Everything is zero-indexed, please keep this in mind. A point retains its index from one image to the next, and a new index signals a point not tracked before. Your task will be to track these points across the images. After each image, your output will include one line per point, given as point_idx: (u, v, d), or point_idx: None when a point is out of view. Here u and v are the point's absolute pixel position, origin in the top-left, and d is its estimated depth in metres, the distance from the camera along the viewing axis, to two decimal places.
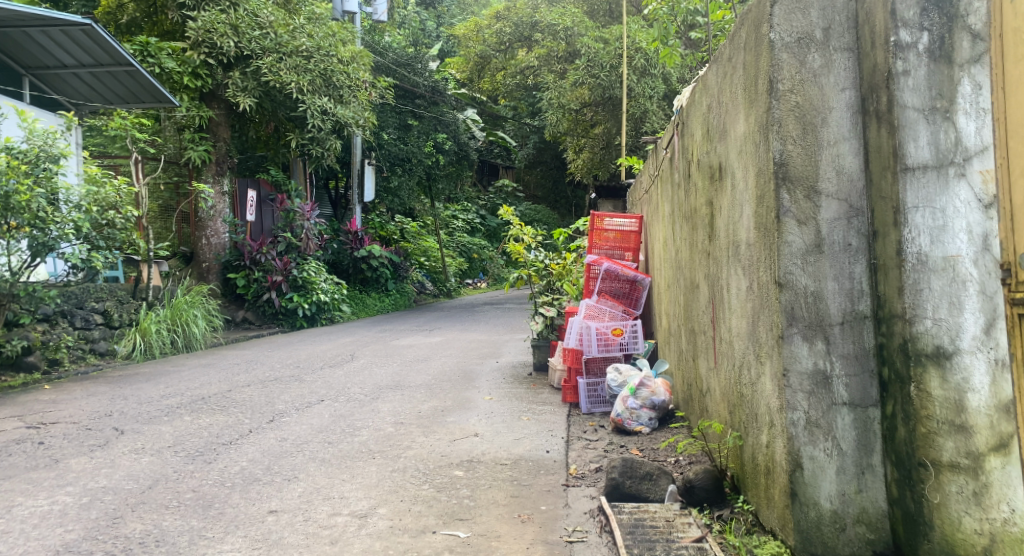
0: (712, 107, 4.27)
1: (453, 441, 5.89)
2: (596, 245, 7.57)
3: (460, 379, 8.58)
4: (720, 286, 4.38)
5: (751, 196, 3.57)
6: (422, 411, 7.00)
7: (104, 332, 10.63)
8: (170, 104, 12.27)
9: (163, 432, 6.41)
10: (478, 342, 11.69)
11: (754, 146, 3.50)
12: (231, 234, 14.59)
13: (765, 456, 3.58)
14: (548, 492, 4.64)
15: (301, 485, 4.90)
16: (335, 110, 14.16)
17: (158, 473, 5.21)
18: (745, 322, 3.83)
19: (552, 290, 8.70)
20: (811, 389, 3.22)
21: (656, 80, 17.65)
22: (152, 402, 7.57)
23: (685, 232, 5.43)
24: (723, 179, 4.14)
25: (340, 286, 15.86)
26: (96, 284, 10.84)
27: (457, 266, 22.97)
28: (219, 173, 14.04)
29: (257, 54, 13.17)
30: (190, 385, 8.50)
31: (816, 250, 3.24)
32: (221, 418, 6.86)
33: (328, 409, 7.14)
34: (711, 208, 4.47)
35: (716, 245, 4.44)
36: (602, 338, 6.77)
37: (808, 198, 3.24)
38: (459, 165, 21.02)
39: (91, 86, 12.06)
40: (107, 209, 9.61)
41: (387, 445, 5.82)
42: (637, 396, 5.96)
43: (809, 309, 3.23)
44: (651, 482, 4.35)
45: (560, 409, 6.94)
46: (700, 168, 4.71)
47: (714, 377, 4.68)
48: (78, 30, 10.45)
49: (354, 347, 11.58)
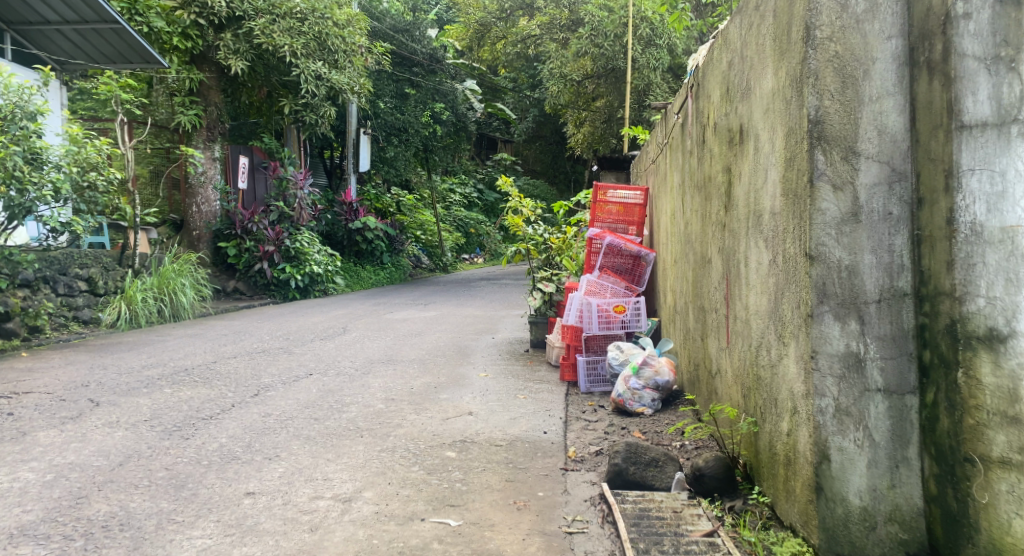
0: (734, 64, 4.06)
1: (445, 420, 5.58)
2: (598, 218, 7.23)
3: (454, 355, 8.28)
4: (737, 260, 4.09)
5: (781, 159, 3.27)
6: (414, 387, 6.70)
7: (88, 299, 10.33)
8: (159, 65, 11.87)
9: (140, 405, 6.09)
10: (474, 317, 11.41)
11: (785, 103, 3.20)
12: (223, 202, 14.24)
13: (785, 446, 3.28)
14: (546, 477, 4.34)
15: (282, 464, 4.59)
16: (329, 76, 13.76)
17: (131, 449, 4.89)
18: (765, 299, 3.55)
19: (551, 265, 8.38)
20: (842, 373, 2.92)
21: (661, 51, 17.26)
22: (133, 372, 7.25)
23: (697, 202, 5.14)
24: (746, 142, 3.86)
25: (334, 258, 15.49)
26: (81, 250, 10.46)
27: (453, 240, 22.69)
28: (210, 138, 13.72)
29: (250, 15, 12.81)
30: (174, 356, 8.19)
31: (852, 219, 2.93)
32: (204, 391, 6.54)
33: (316, 384, 6.84)
34: (731, 175, 4.18)
35: (733, 216, 4.16)
36: (603, 315, 6.46)
37: (846, 160, 2.93)
38: (456, 137, 20.74)
39: (78, 45, 11.67)
40: (88, 170, 9.26)
41: (376, 423, 5.51)
42: (639, 376, 5.66)
43: (842, 285, 2.93)
44: (658, 469, 4.04)
45: (558, 387, 6.63)
46: (720, 132, 4.43)
47: (725, 357, 4.39)
48: None
49: (347, 320, 11.28)
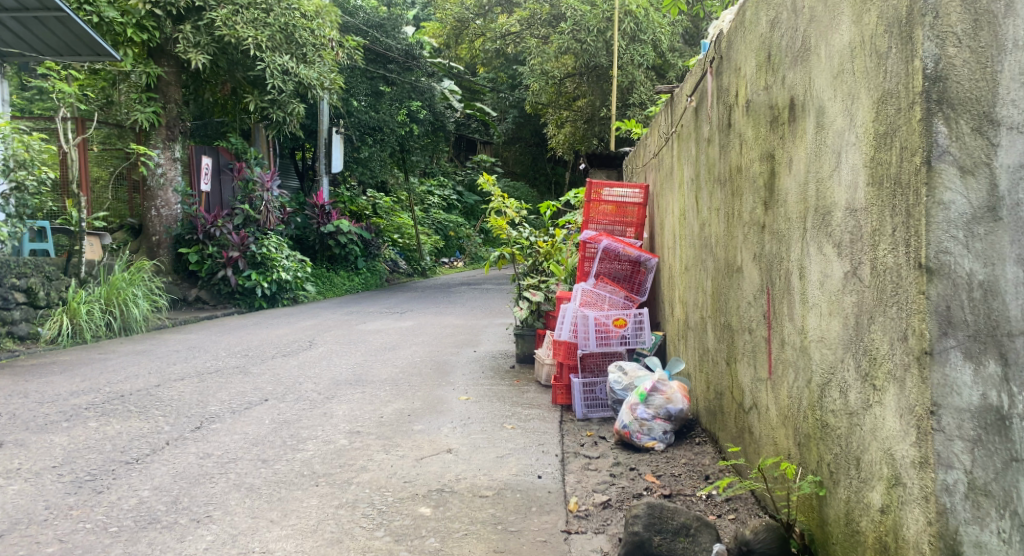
0: (782, 23, 3.31)
1: (419, 460, 4.66)
2: (592, 219, 6.34)
3: (432, 373, 7.35)
4: (784, 270, 3.25)
5: (866, 137, 2.49)
6: (385, 415, 5.76)
7: (26, 313, 9.32)
8: (110, 57, 10.77)
9: (54, 445, 4.97)
10: (454, 327, 10.51)
11: (876, 61, 2.44)
12: (184, 205, 13.21)
13: (873, 526, 2.43)
14: (543, 545, 3.46)
15: (211, 529, 3.62)
16: (297, 71, 12.83)
17: (23, 511, 3.82)
18: (837, 324, 2.72)
19: (538, 271, 7.49)
20: (976, 436, 2.13)
21: (645, 47, 16.56)
22: (57, 401, 6.21)
23: (718, 198, 4.32)
24: (800, 120, 3.08)
25: (305, 264, 14.49)
26: (18, 257, 9.48)
27: (433, 243, 21.79)
28: (170, 138, 12.63)
29: (210, 5, 11.83)
30: (112, 378, 7.18)
31: (989, 215, 2.20)
32: (137, 424, 5.53)
33: (270, 413, 5.88)
34: (774, 163, 3.38)
35: (778, 214, 3.33)
36: (601, 329, 5.54)
37: (979, 132, 2.21)
38: (435, 136, 19.93)
39: (20, 36, 10.41)
40: (16, 169, 8.44)
41: (335, 466, 4.56)
42: (648, 405, 4.74)
43: (976, 310, 2.17)
44: (690, 540, 3.17)
45: (550, 414, 5.74)
46: (756, 111, 3.64)
47: (764, 391, 3.53)
48: None
49: (314, 331, 10.31)
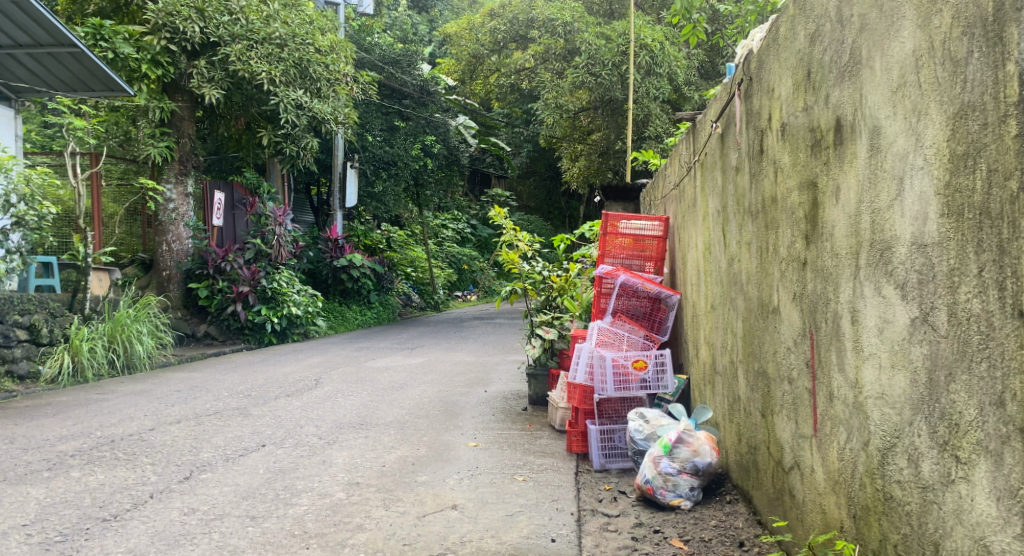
0: (824, 35, 2.92)
1: (421, 518, 4.23)
2: (607, 253, 5.97)
3: (441, 415, 6.92)
4: (833, 314, 2.83)
5: (938, 159, 2.10)
6: (388, 464, 5.35)
7: (27, 350, 9.02)
8: (124, 93, 10.40)
9: (29, 499, 4.58)
10: (466, 364, 10.08)
11: (951, 69, 2.05)
12: (195, 240, 12.87)
13: None
14: None
15: None
16: (311, 105, 12.51)
17: None
18: (902, 379, 2.30)
19: (551, 307, 7.08)
20: None
21: (661, 80, 16.23)
22: (41, 447, 5.84)
23: (749, 231, 3.92)
24: (850, 144, 2.67)
25: (317, 298, 14.06)
26: (22, 294, 9.24)
27: (446, 277, 21.42)
28: (183, 172, 12.36)
29: (226, 41, 11.62)
30: (106, 421, 6.79)
31: None
32: (122, 473, 5.14)
33: (265, 461, 5.47)
34: (816, 193, 2.99)
35: (823, 250, 2.92)
36: (619, 372, 5.11)
37: None
38: (449, 170, 19.66)
39: (35, 74, 10.16)
40: (15, 205, 8.10)
41: (330, 525, 4.14)
42: (672, 457, 4.27)
43: None
44: None
45: (565, 463, 5.30)
46: (794, 135, 3.25)
47: (809, 450, 3.09)
48: (13, 7, 8.65)
49: (321, 369, 9.92)
